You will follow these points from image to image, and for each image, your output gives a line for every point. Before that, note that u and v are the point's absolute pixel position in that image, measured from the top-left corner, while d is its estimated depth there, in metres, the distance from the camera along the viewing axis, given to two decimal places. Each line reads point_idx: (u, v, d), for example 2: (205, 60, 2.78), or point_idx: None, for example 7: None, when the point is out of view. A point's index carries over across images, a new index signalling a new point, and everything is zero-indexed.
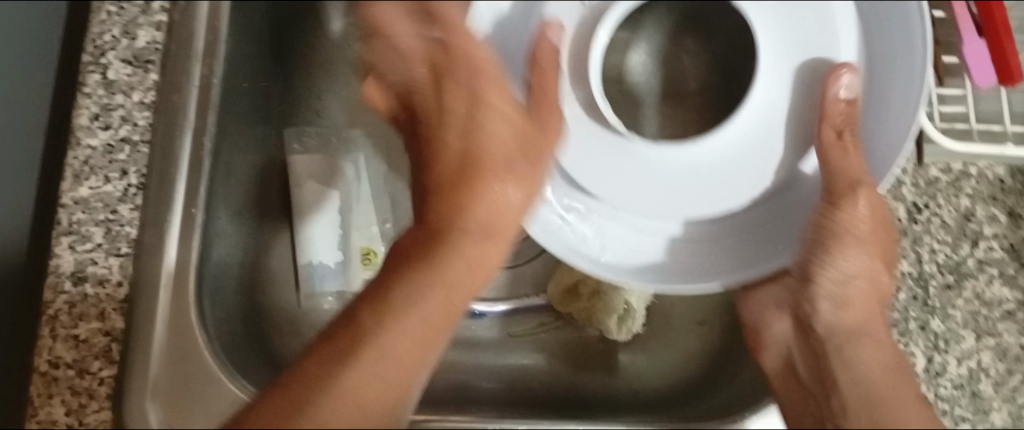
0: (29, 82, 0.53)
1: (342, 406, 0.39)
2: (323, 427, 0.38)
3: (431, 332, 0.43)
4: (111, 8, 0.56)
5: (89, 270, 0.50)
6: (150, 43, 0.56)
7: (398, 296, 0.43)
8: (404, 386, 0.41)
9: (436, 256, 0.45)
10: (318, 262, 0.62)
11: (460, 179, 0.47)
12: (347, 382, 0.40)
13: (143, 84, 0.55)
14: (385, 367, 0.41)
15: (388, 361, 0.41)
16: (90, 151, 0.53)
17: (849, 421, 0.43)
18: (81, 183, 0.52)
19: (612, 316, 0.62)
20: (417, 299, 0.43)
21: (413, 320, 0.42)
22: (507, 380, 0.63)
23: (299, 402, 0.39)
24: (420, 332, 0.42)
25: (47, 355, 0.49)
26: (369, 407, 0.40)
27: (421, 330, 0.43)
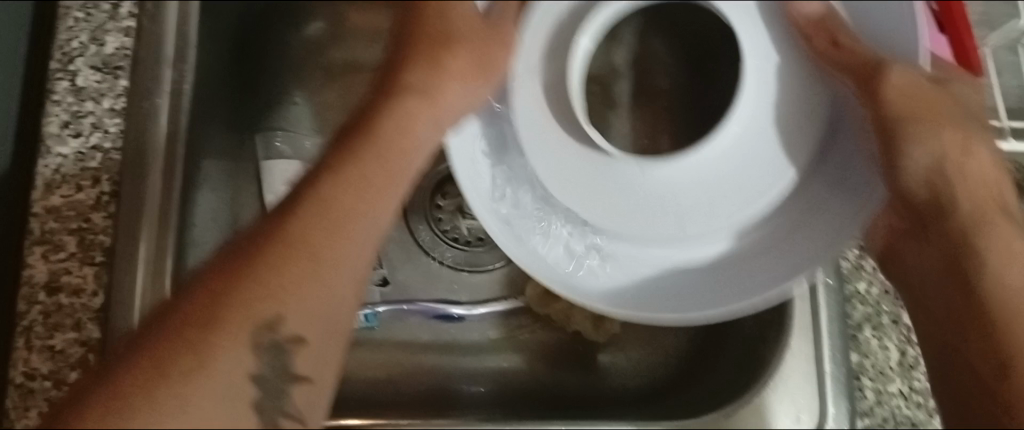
0: None
1: (272, 276, 0.34)
2: (260, 296, 0.34)
3: (375, 214, 0.39)
4: (78, 14, 0.55)
5: (64, 280, 0.50)
6: (119, 49, 0.55)
7: (296, 228, 0.36)
8: (351, 271, 0.36)
9: (362, 149, 0.42)
10: None
11: (394, 128, 0.44)
12: (260, 276, 0.34)
13: (113, 90, 0.54)
14: (311, 237, 0.36)
15: (294, 278, 0.35)
16: (61, 159, 0.52)
17: (974, 326, 0.42)
18: (52, 193, 0.51)
19: (588, 317, 0.63)
20: (345, 179, 0.39)
21: (328, 240, 0.36)
22: (486, 384, 0.63)
23: (212, 292, 0.34)
24: (356, 211, 0.38)
25: (22, 367, 0.48)
26: (311, 265, 0.35)
27: (347, 254, 0.37)
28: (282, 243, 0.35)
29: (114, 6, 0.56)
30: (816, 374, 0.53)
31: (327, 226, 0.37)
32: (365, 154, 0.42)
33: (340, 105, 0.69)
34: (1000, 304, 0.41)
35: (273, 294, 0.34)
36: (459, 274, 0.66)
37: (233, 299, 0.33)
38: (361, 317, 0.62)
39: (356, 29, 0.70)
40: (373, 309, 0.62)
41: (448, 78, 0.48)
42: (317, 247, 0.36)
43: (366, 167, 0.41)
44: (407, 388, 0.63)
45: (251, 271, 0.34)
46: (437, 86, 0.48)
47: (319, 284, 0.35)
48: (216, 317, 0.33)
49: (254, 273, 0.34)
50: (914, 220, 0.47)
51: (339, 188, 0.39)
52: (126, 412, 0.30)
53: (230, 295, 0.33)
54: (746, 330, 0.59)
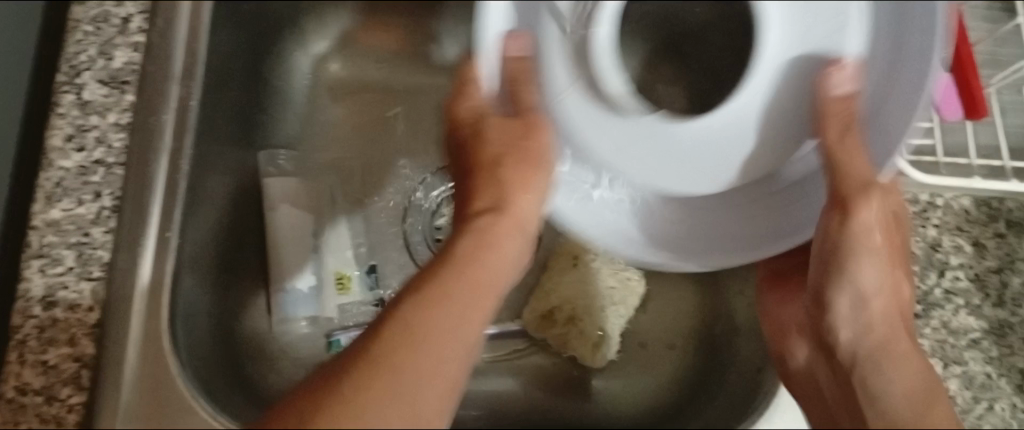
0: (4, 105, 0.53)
1: (369, 395, 0.34)
2: (354, 415, 0.34)
3: (471, 322, 0.39)
4: (88, 28, 0.56)
5: (60, 295, 0.50)
6: (126, 64, 0.55)
7: (404, 312, 0.37)
8: (450, 371, 0.37)
9: (447, 270, 0.40)
10: (292, 285, 0.61)
11: (471, 247, 0.42)
12: (390, 368, 0.35)
13: (119, 105, 0.54)
14: (417, 368, 0.36)
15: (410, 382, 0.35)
16: (64, 173, 0.52)
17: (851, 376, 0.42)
18: (53, 205, 0.52)
19: (588, 343, 0.63)
20: (449, 308, 0.38)
21: (435, 348, 0.37)
22: (481, 405, 0.63)
23: (332, 379, 0.35)
24: (452, 340, 0.37)
25: (15, 381, 0.48)
26: (393, 394, 0.35)
27: (439, 366, 0.37)
28: (396, 340, 0.36)
29: (124, 22, 0.57)
30: None
31: (420, 341, 0.37)
32: (432, 298, 0.38)
33: (348, 123, 0.69)
34: (869, 333, 0.43)
35: (370, 410, 0.34)
36: None
37: (331, 419, 0.34)
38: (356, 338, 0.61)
39: (366, 49, 0.71)
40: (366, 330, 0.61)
41: (514, 194, 0.45)
42: (411, 362, 0.36)
43: (446, 316, 0.38)
44: None
45: (359, 383, 0.34)
46: (510, 200, 0.45)
47: (400, 408, 0.35)
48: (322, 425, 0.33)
49: (360, 383, 0.35)
50: (813, 286, 0.46)
51: (448, 308, 0.38)
52: None
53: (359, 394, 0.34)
54: (744, 361, 0.59)
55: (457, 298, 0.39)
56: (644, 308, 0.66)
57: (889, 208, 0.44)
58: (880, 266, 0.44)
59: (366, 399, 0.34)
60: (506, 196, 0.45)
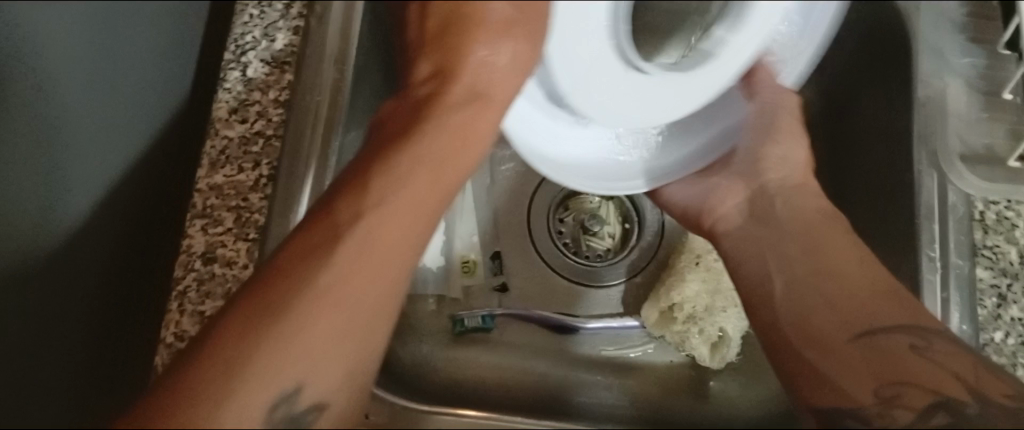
0: None
1: (303, 338, 0.39)
2: (285, 358, 0.38)
3: (404, 256, 0.43)
4: (253, 12, 0.61)
5: (218, 252, 0.54)
6: (286, 46, 0.60)
7: (287, 257, 0.41)
8: (377, 318, 0.42)
9: (377, 173, 0.44)
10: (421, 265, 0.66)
11: (439, 153, 0.47)
12: (320, 298, 0.40)
13: (279, 83, 0.58)
14: (336, 308, 0.40)
15: (319, 331, 0.39)
16: (227, 142, 0.57)
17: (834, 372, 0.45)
18: (216, 171, 0.56)
19: (706, 342, 0.62)
20: (385, 220, 0.43)
21: (366, 288, 0.41)
22: (595, 395, 0.63)
23: (256, 315, 0.39)
24: (385, 267, 0.42)
25: (175, 328, 0.52)
26: (334, 340, 0.40)
27: (370, 301, 0.41)
28: (311, 267, 0.40)
29: (287, 7, 0.61)
30: None
31: (308, 270, 0.40)
32: (344, 241, 0.42)
33: None
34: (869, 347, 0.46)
35: (288, 339, 0.38)
36: (577, 287, 0.67)
37: (264, 359, 0.38)
38: (478, 318, 0.65)
39: None
40: (490, 312, 0.65)
41: (478, 123, 0.51)
42: (306, 297, 0.40)
43: (380, 270, 0.42)
44: (519, 391, 0.63)
45: (275, 323, 0.38)
46: (484, 112, 0.51)
47: (339, 355, 0.40)
48: (262, 346, 0.38)
49: (274, 316, 0.39)
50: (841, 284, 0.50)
51: (371, 238, 0.42)
52: (191, 413, 0.36)
53: (269, 335, 0.38)
54: None
55: (389, 211, 0.43)
56: None
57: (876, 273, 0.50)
58: (905, 311, 0.47)
59: (282, 325, 0.39)
60: (485, 83, 0.52)
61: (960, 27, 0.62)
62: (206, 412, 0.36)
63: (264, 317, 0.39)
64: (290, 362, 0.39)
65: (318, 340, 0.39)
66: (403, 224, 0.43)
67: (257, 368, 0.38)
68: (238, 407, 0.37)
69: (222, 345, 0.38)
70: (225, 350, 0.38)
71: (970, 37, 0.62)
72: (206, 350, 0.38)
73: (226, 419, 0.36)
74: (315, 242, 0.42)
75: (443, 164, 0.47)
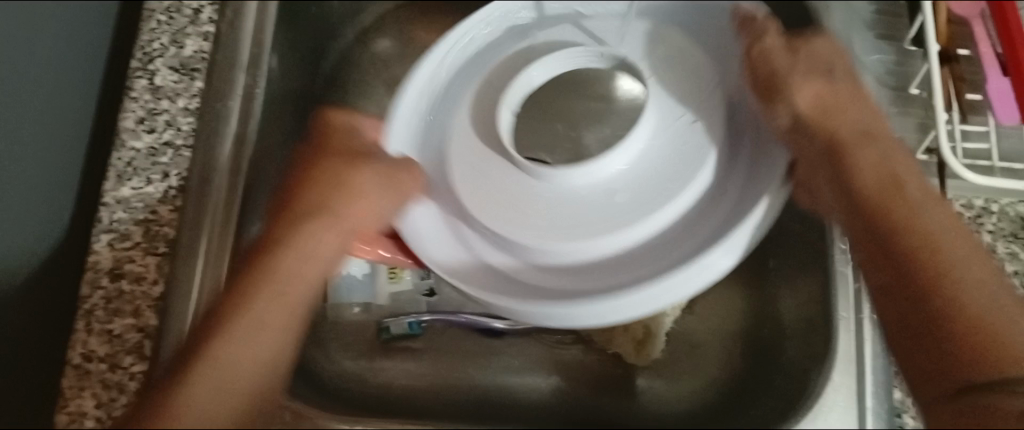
0: (61, 92, 0.55)
1: (195, 390, 0.37)
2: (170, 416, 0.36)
3: (287, 325, 0.41)
4: (161, 17, 0.60)
5: (127, 268, 0.52)
6: (196, 52, 0.58)
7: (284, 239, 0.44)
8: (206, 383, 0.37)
9: (266, 259, 0.43)
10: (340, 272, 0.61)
11: (315, 228, 0.46)
12: (222, 337, 0.38)
13: (188, 91, 0.57)
14: (242, 317, 0.39)
15: (263, 315, 0.40)
16: (135, 153, 0.55)
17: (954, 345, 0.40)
18: (123, 183, 0.54)
19: (632, 340, 0.63)
20: (271, 301, 0.40)
21: (258, 336, 0.39)
22: (517, 396, 0.63)
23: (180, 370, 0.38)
24: (270, 322, 0.40)
25: (81, 348, 0.50)
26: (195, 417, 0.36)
27: (258, 349, 0.39)
28: (277, 261, 0.43)
29: (196, 12, 0.60)
30: (859, 410, 0.51)
31: (288, 268, 0.43)
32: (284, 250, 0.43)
33: None
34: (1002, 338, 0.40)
35: (242, 332, 0.39)
36: None
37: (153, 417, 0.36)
38: (404, 324, 0.64)
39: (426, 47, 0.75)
40: (415, 317, 0.64)
41: (353, 181, 0.49)
42: (281, 279, 0.42)
43: (280, 312, 0.40)
44: (446, 396, 0.63)
45: (258, 302, 0.40)
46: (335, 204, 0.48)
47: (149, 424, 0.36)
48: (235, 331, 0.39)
49: (244, 297, 0.40)
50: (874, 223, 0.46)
51: (265, 308, 0.40)
52: None
53: (240, 319, 0.39)
54: (792, 361, 0.59)
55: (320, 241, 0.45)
56: (690, 309, 0.66)
57: (919, 214, 0.46)
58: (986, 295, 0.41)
59: (255, 316, 0.39)
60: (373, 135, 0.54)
61: (873, 24, 0.63)
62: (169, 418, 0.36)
63: (229, 305, 0.40)
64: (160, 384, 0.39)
65: (268, 320, 0.40)
66: (279, 294, 0.41)
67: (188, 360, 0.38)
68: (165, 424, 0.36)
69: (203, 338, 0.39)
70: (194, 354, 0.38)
71: (883, 34, 0.62)
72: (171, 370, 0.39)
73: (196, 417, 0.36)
74: (277, 244, 0.44)
75: (316, 256, 0.44)
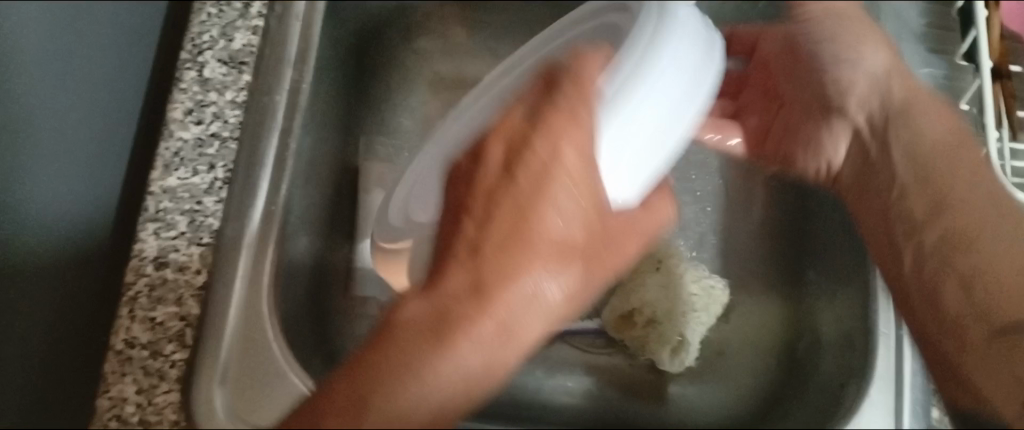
0: None
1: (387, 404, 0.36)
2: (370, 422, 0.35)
3: (434, 336, 0.36)
4: (211, 10, 0.60)
5: (172, 257, 0.53)
6: (245, 46, 0.59)
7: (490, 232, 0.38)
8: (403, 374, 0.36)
9: (486, 256, 0.37)
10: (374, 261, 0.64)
11: (516, 214, 0.38)
12: (401, 362, 0.36)
13: (236, 83, 0.57)
14: (399, 363, 0.36)
15: (505, 273, 0.37)
16: (182, 144, 0.55)
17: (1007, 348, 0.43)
18: (170, 174, 0.55)
19: (669, 348, 0.63)
20: (453, 318, 0.37)
21: (422, 361, 0.36)
22: (547, 395, 0.64)
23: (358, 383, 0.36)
24: (441, 333, 0.37)
25: (124, 334, 0.51)
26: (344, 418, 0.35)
27: (426, 368, 0.36)
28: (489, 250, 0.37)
29: (245, 6, 0.60)
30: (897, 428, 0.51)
31: (511, 245, 0.37)
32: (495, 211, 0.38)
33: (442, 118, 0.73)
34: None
35: (490, 315, 0.37)
36: None
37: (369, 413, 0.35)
38: None
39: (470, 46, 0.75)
40: None
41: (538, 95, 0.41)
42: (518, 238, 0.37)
43: (408, 360, 0.36)
44: None
45: (473, 279, 0.37)
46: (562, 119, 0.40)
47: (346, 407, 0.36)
48: (485, 308, 0.37)
49: (462, 318, 0.37)
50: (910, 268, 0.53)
51: (461, 307, 0.37)
52: None
53: (439, 344, 0.36)
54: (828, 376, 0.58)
55: (518, 241, 0.37)
56: (725, 318, 0.66)
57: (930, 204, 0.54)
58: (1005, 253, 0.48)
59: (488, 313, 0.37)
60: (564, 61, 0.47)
61: (921, 38, 0.63)
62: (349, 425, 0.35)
63: (460, 275, 0.37)
64: (456, 373, 0.37)
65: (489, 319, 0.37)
66: (493, 315, 0.37)
67: (419, 342, 0.36)
68: (442, 390, 0.37)
69: (415, 330, 0.37)
70: (351, 386, 0.36)
71: (936, 48, 0.62)
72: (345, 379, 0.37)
73: (431, 390, 0.36)
74: (482, 247, 0.37)
75: (517, 224, 0.38)
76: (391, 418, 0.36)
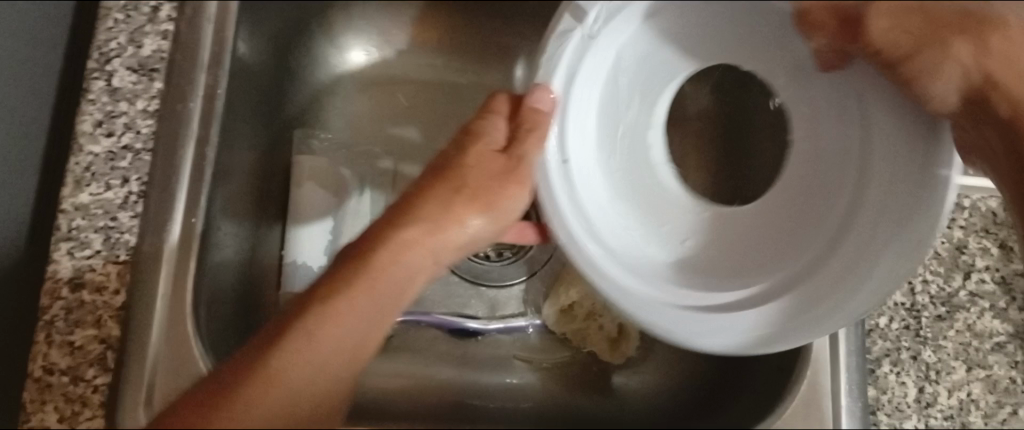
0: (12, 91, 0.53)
1: (264, 390, 0.36)
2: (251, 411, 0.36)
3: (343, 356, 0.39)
4: (119, 16, 0.57)
5: (87, 276, 0.50)
6: (155, 52, 0.56)
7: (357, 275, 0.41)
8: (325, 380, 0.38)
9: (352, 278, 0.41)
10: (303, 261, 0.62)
11: (391, 260, 0.42)
12: (291, 347, 0.38)
13: (147, 91, 0.55)
14: (313, 339, 0.38)
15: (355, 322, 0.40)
16: (93, 158, 0.53)
17: None
18: (81, 189, 0.52)
19: (606, 339, 0.63)
20: (331, 316, 0.39)
21: (313, 355, 0.38)
22: (489, 394, 0.63)
23: (243, 376, 0.37)
24: (338, 333, 0.39)
25: (42, 361, 0.48)
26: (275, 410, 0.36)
27: (324, 356, 0.38)
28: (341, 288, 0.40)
29: (154, 10, 0.57)
30: (834, 408, 0.52)
31: (368, 285, 0.41)
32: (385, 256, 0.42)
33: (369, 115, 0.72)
34: None
35: (324, 333, 0.39)
36: (480, 292, 0.67)
37: (233, 405, 0.36)
38: None
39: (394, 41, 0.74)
40: (390, 319, 0.64)
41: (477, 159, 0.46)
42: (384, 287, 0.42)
43: (323, 355, 0.38)
44: (427, 399, 0.63)
45: (308, 321, 0.39)
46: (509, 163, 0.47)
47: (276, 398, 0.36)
48: (344, 299, 0.40)
49: (320, 316, 0.39)
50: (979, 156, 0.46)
51: (322, 320, 0.39)
52: None
53: (298, 342, 0.38)
54: (769, 358, 0.58)
55: (394, 269, 0.42)
56: None
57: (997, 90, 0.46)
58: None
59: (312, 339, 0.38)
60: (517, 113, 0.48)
61: None
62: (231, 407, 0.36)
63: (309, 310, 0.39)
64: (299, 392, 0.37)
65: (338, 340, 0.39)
66: (349, 313, 0.40)
67: (325, 318, 0.39)
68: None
69: (255, 359, 0.37)
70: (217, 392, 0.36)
71: None
72: (223, 383, 0.37)
73: (278, 401, 0.36)
74: (370, 269, 0.41)
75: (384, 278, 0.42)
76: (238, 419, 0.35)
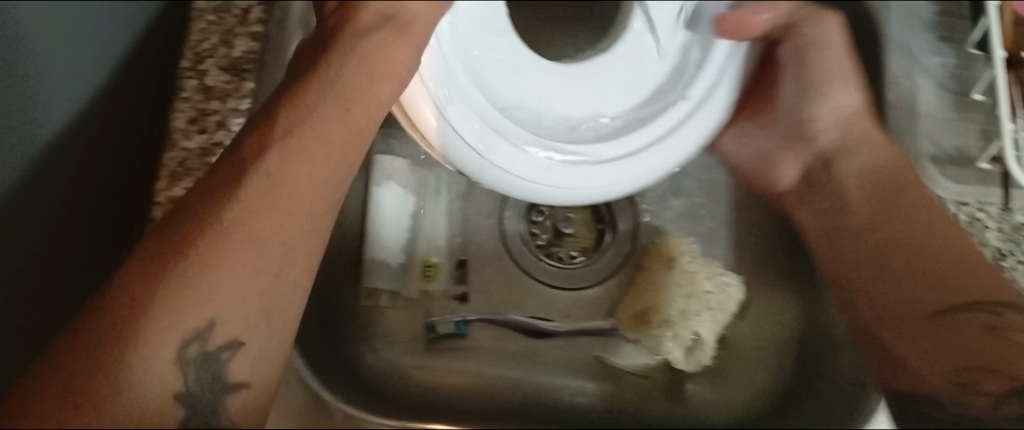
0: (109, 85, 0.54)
1: (210, 282, 0.39)
2: (191, 308, 0.38)
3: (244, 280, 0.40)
4: (210, 17, 0.59)
5: None
6: (246, 53, 0.57)
7: (307, 97, 0.46)
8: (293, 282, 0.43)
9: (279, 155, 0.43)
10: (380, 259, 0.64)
11: (303, 179, 0.43)
12: (195, 282, 0.39)
13: (238, 91, 0.56)
14: (205, 266, 0.39)
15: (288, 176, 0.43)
16: (186, 153, 0.55)
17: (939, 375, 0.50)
18: (175, 184, 0.54)
19: (681, 346, 0.62)
20: (241, 244, 0.40)
21: (227, 278, 0.40)
22: (559, 397, 0.63)
23: (149, 280, 0.38)
24: (238, 272, 0.40)
25: None
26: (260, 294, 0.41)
27: (220, 282, 0.39)
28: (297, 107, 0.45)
29: (245, 12, 0.59)
30: None
31: (253, 192, 0.42)
32: (322, 102, 0.46)
33: None
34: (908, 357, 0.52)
35: (283, 193, 0.42)
36: (554, 295, 0.67)
37: (152, 320, 0.37)
38: (451, 324, 0.65)
39: None
40: (464, 317, 0.65)
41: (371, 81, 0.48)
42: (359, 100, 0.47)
43: (267, 264, 0.41)
44: (493, 393, 0.63)
45: (237, 218, 0.41)
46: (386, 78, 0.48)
47: (260, 294, 0.41)
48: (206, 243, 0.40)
49: (206, 245, 0.40)
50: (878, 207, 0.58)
51: (224, 243, 0.40)
52: (88, 380, 0.35)
53: (205, 256, 0.39)
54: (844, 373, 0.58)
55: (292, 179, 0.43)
56: (741, 314, 0.65)
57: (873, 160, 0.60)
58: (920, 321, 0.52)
59: (230, 233, 0.40)
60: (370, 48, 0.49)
61: (932, 25, 0.61)
62: (128, 334, 0.37)
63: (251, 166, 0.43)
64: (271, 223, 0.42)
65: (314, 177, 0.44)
66: (258, 252, 0.41)
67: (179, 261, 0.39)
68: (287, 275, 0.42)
69: (154, 269, 0.39)
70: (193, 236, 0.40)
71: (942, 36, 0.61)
72: (155, 266, 0.39)
73: (188, 312, 0.38)
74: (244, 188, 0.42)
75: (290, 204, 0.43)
76: (197, 297, 0.38)
